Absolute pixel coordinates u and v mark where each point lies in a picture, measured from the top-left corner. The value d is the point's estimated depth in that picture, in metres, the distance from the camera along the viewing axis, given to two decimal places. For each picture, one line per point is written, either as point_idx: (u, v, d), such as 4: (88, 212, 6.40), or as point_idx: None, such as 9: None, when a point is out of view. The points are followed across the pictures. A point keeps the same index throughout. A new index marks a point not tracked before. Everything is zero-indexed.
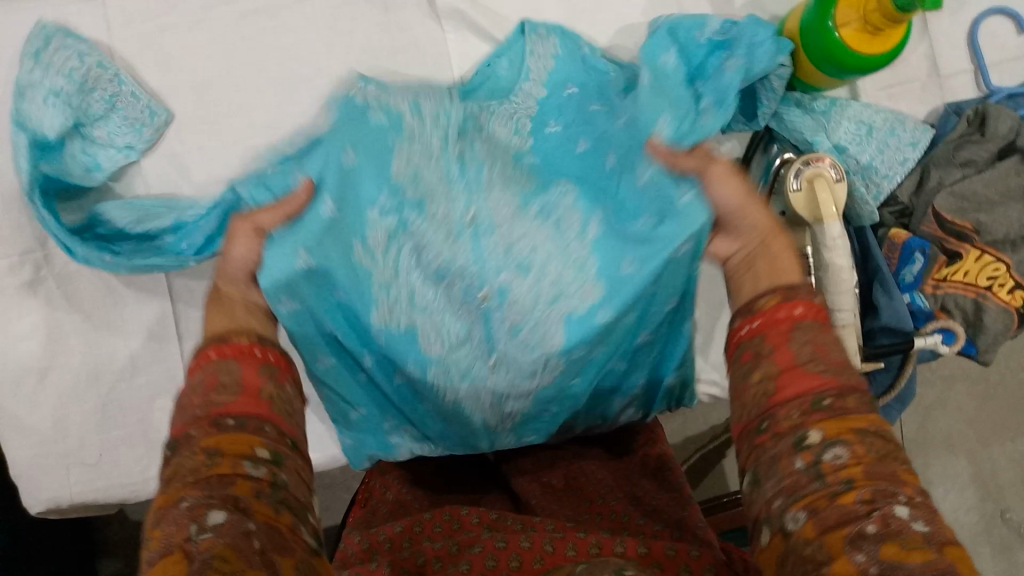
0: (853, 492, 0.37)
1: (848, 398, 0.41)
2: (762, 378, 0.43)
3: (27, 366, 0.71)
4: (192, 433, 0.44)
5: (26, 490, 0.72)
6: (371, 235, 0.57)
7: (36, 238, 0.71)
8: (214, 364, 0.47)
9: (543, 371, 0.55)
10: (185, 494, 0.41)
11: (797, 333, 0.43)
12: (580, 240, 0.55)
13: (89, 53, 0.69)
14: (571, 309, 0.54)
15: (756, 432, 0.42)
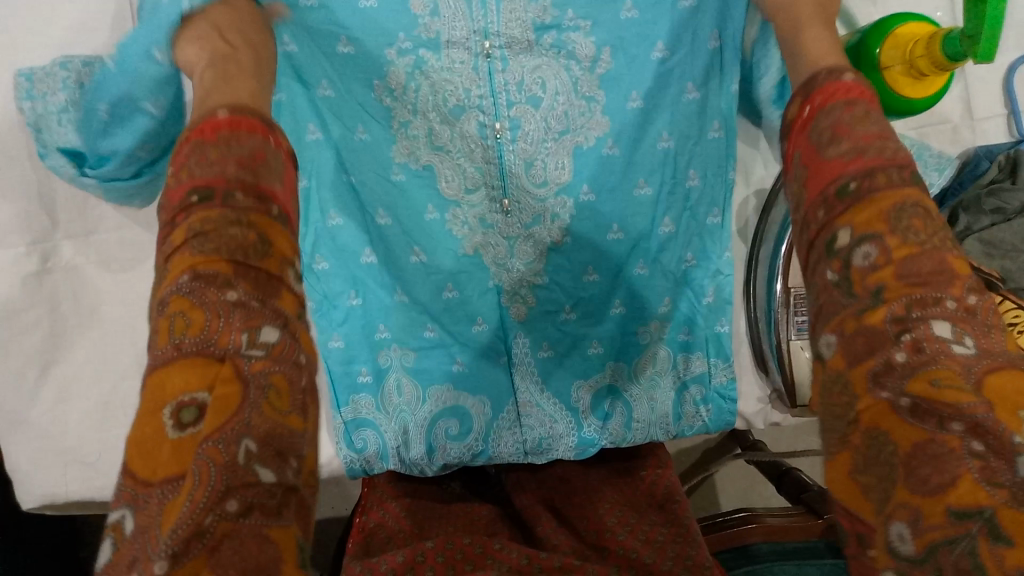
0: (885, 305, 0.40)
1: (879, 176, 0.42)
2: (800, 187, 0.45)
3: (31, 358, 0.69)
4: (235, 198, 0.39)
5: (21, 485, 0.70)
6: (393, 73, 0.64)
7: (45, 229, 0.69)
8: (214, 139, 0.41)
9: (552, 203, 0.67)
10: (227, 282, 0.37)
11: (820, 119, 0.45)
12: (588, 74, 0.65)
13: (66, 59, 0.63)
14: (579, 142, 0.66)
15: (812, 225, 0.44)
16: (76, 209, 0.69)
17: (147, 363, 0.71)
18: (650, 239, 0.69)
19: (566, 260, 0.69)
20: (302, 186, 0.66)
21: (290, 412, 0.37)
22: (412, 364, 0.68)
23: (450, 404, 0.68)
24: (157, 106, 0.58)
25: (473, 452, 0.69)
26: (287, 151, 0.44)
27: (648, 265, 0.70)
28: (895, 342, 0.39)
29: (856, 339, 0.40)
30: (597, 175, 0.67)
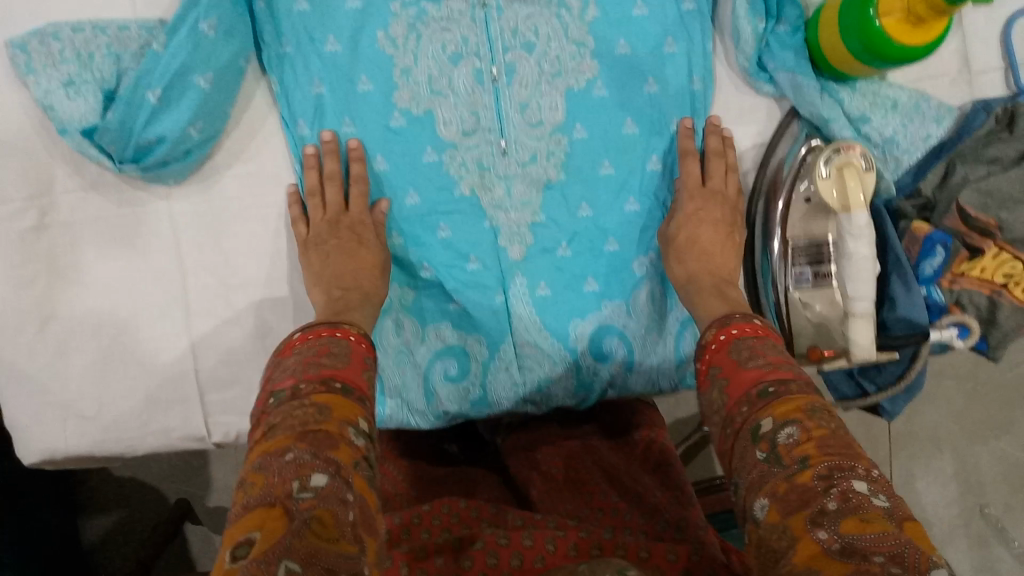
0: (811, 468, 0.43)
1: (791, 385, 0.49)
2: (721, 394, 0.52)
3: (28, 313, 0.69)
4: (300, 386, 0.50)
5: (22, 440, 0.71)
6: (396, 23, 0.69)
7: (42, 184, 0.69)
8: (326, 338, 0.54)
9: (547, 143, 0.71)
10: (287, 447, 0.45)
11: (735, 346, 0.54)
12: (579, 22, 0.71)
13: (57, 27, 0.65)
14: (571, 84, 0.71)
15: (758, 394, 0.49)
16: (74, 163, 0.69)
17: (145, 320, 0.71)
18: (642, 178, 0.73)
19: (561, 194, 0.72)
20: (303, 133, 0.71)
21: (338, 540, 0.42)
22: (410, 303, 0.74)
23: (446, 342, 0.73)
24: (156, 93, 0.63)
25: (469, 396, 0.74)
26: (358, 336, 0.57)
27: (639, 201, 0.73)
28: (825, 494, 0.42)
29: (788, 496, 0.43)
30: (590, 116, 0.71)
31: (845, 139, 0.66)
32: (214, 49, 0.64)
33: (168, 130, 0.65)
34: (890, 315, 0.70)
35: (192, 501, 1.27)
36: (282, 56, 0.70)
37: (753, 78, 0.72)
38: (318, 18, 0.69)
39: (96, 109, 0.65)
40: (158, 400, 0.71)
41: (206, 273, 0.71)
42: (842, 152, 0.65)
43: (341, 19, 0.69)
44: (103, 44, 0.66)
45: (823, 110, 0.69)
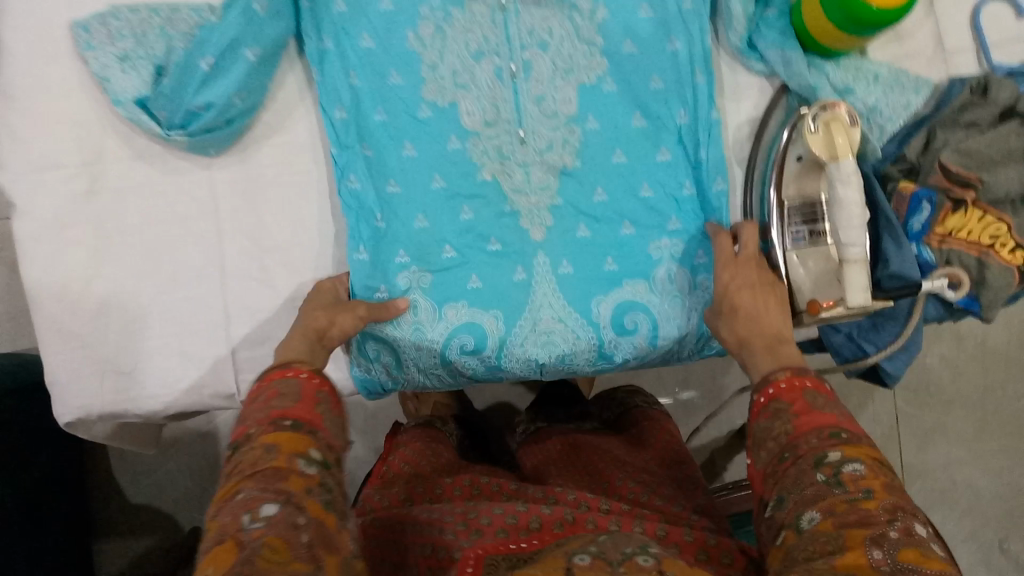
0: (875, 499, 0.46)
1: (860, 438, 0.51)
2: (786, 423, 0.54)
3: (74, 272, 0.74)
4: (252, 432, 0.54)
5: (59, 396, 0.74)
6: (424, 24, 0.77)
7: (94, 153, 0.75)
8: (280, 380, 0.58)
9: (563, 132, 0.78)
10: (237, 489, 0.50)
11: (807, 393, 0.55)
12: (589, 23, 0.78)
13: (117, 10, 0.73)
14: (584, 79, 0.78)
15: (830, 432, 0.51)
16: (122, 136, 0.75)
17: (181, 281, 0.75)
18: (653, 167, 0.78)
19: (578, 180, 0.78)
20: (342, 119, 0.77)
21: (291, 561, 0.46)
22: (428, 283, 0.76)
23: (464, 318, 0.76)
24: (208, 61, 0.70)
25: (488, 363, 0.77)
26: (312, 373, 0.60)
27: (653, 188, 0.78)
28: (887, 522, 0.45)
29: (847, 514, 0.45)
30: (602, 109, 0.78)
31: (831, 100, 0.71)
32: (263, 25, 0.71)
33: (215, 97, 0.71)
34: (884, 271, 0.73)
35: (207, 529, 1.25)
36: (322, 52, 0.77)
37: (744, 57, 0.79)
38: (351, 16, 0.76)
39: (148, 82, 0.73)
40: (193, 357, 0.75)
41: (242, 237, 0.76)
42: (828, 109, 0.70)
43: (373, 17, 0.76)
44: (157, 26, 0.73)
45: (810, 79, 0.75)
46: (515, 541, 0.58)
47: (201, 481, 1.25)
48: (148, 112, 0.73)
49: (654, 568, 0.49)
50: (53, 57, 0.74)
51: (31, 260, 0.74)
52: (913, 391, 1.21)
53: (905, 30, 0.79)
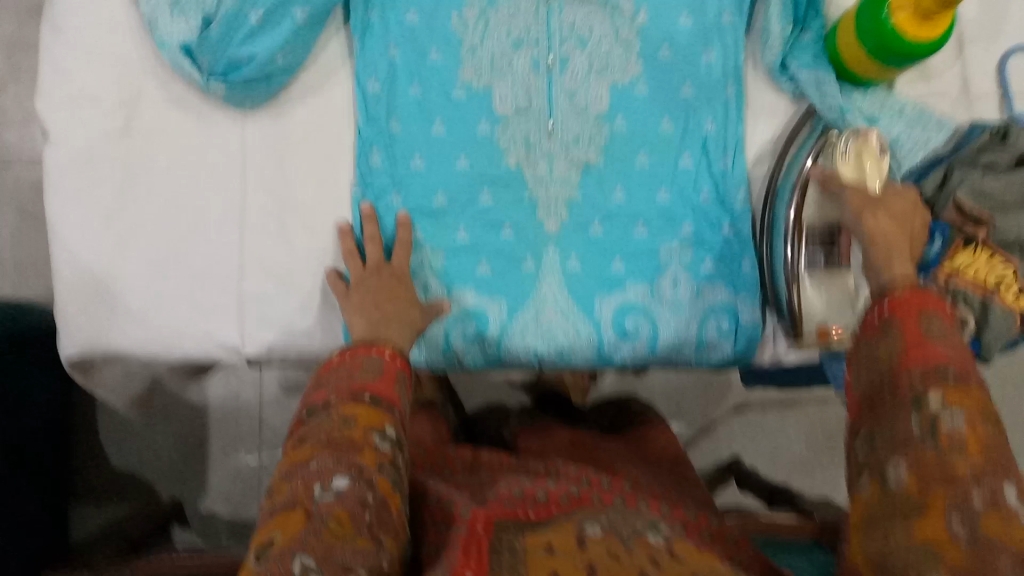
0: (966, 461, 0.47)
1: (970, 376, 0.50)
2: (892, 347, 0.53)
3: (98, 207, 0.75)
4: (331, 400, 0.58)
5: (66, 329, 0.74)
6: (469, 8, 0.79)
7: (132, 95, 0.76)
8: (363, 356, 0.62)
9: (591, 128, 0.79)
10: (311, 456, 0.53)
11: (925, 315, 0.54)
12: (628, 27, 0.80)
13: None
14: (617, 80, 0.79)
15: (939, 372, 0.50)
16: (162, 81, 0.77)
17: (203, 228, 0.76)
18: (674, 173, 0.80)
19: (598, 177, 0.79)
20: (375, 91, 0.78)
21: (354, 537, 0.49)
22: (440, 262, 0.77)
23: (468, 308, 0.77)
24: (258, 14, 0.71)
25: (488, 352, 0.78)
26: (395, 353, 0.64)
27: (670, 193, 0.79)
28: (971, 488, 0.46)
29: (931, 475, 0.47)
30: (631, 110, 0.79)
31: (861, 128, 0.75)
32: None
33: (259, 50, 0.72)
34: None
35: (183, 505, 1.23)
36: (368, 23, 0.79)
37: (776, 77, 0.81)
38: None
39: (194, 29, 0.73)
40: (204, 306, 0.75)
41: (266, 193, 0.77)
42: (858, 137, 0.74)
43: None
44: None
45: (838, 101, 0.77)
46: (523, 509, 0.56)
47: (185, 454, 1.23)
48: (189, 58, 0.73)
49: (665, 547, 0.52)
50: None
51: (58, 190, 0.75)
52: None
53: (933, 70, 0.82)
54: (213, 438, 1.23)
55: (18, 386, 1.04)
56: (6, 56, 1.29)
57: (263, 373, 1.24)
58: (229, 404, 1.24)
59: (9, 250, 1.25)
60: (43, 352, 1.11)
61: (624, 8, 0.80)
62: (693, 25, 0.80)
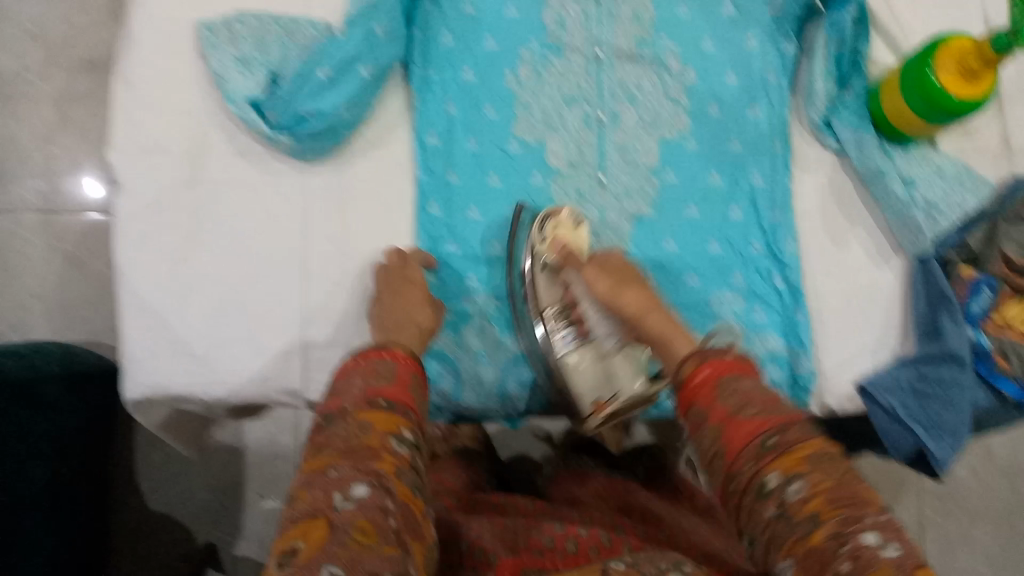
0: (822, 526, 0.47)
1: (791, 434, 0.53)
2: (709, 444, 0.56)
3: (164, 253, 0.77)
4: (347, 409, 0.57)
5: (132, 373, 0.76)
6: (522, 65, 0.81)
7: (200, 145, 0.79)
8: (379, 360, 0.62)
9: (641, 181, 0.81)
10: (330, 466, 0.52)
11: (720, 391, 0.58)
12: (678, 84, 0.82)
13: (242, 15, 0.78)
14: (667, 134, 0.82)
15: (759, 441, 0.53)
16: (228, 132, 0.79)
17: (264, 277, 0.78)
18: (724, 225, 0.82)
19: (650, 227, 0.81)
20: (432, 144, 0.81)
21: (380, 544, 0.48)
22: (494, 310, 0.80)
23: (519, 352, 0.79)
24: (325, 71, 0.74)
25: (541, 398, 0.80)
26: (412, 358, 0.64)
27: (720, 243, 0.82)
28: (837, 555, 0.46)
29: (806, 561, 0.47)
30: (682, 164, 0.82)
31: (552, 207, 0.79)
32: (381, 48, 0.76)
33: (326, 106, 0.74)
34: (938, 347, 0.76)
35: (218, 548, 1.23)
36: (427, 80, 0.81)
37: (821, 135, 0.83)
38: (457, 49, 0.81)
39: (261, 85, 0.77)
40: (266, 349, 0.77)
41: (327, 241, 0.80)
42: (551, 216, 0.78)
43: (477, 53, 0.81)
44: (277, 36, 0.78)
45: (877, 163, 0.80)
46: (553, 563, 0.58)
47: (221, 495, 1.24)
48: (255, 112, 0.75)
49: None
50: (174, 51, 0.79)
51: (125, 238, 0.77)
52: (939, 498, 1.20)
53: (972, 125, 0.84)
54: (250, 481, 1.24)
55: (61, 427, 1.05)
56: (56, 104, 1.27)
57: (301, 418, 1.26)
58: (265, 447, 1.25)
59: (54, 294, 1.23)
60: (84, 395, 1.12)
61: (673, 66, 0.82)
62: (740, 83, 0.83)
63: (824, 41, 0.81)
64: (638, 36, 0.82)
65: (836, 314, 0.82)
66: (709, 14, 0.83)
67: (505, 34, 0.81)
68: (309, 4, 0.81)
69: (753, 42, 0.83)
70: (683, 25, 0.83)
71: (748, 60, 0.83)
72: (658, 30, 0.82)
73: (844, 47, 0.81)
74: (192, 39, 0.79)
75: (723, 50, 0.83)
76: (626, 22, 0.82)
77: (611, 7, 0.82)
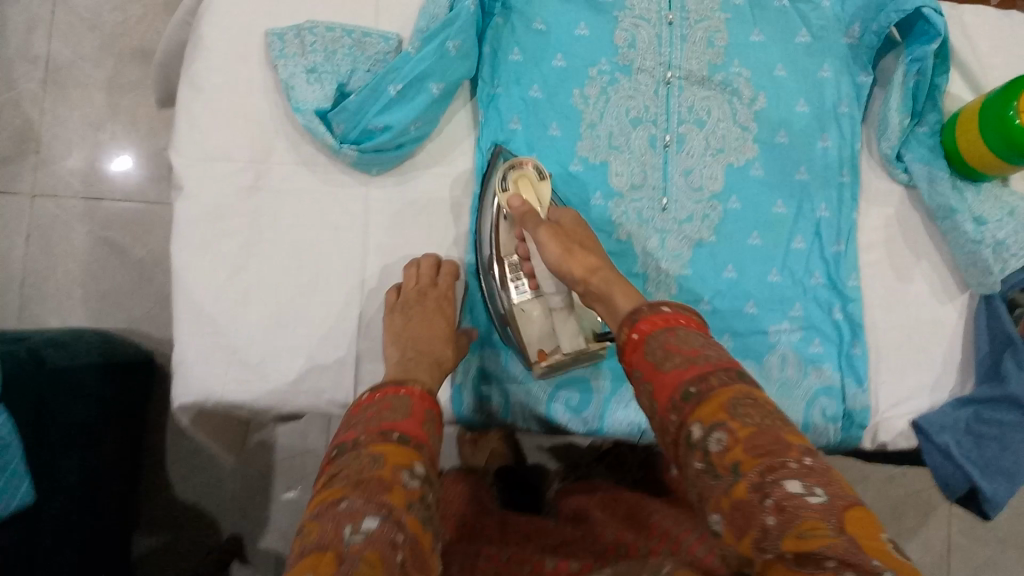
0: (744, 479, 0.45)
1: (711, 379, 0.50)
2: (648, 399, 0.54)
3: (223, 260, 0.77)
4: (361, 439, 0.56)
5: (183, 377, 0.75)
6: (590, 85, 0.80)
7: (263, 152, 0.79)
8: (394, 395, 0.61)
9: (704, 207, 0.80)
10: (341, 497, 0.51)
11: (649, 344, 0.55)
12: (747, 110, 0.81)
13: (313, 24, 0.77)
14: (732, 161, 0.80)
15: (682, 392, 0.51)
16: (292, 141, 0.79)
17: (321, 287, 0.78)
18: (786, 255, 0.80)
19: (711, 255, 0.79)
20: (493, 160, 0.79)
21: None
22: None
23: (572, 376, 0.78)
24: (396, 87, 0.74)
25: (588, 428, 0.77)
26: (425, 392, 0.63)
27: (781, 273, 0.80)
28: (763, 507, 0.44)
29: (732, 514, 0.45)
30: (746, 191, 0.80)
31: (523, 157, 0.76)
32: (452, 65, 0.75)
33: (395, 121, 0.74)
34: (999, 390, 0.76)
35: (244, 540, 1.18)
36: (493, 95, 0.79)
37: (890, 166, 0.82)
38: (526, 67, 0.80)
39: (329, 96, 0.76)
40: (319, 360, 0.77)
41: (386, 255, 0.80)
42: (514, 168, 0.74)
43: (546, 71, 0.80)
44: (346, 46, 0.77)
45: (949, 201, 0.79)
46: None
47: (250, 488, 1.19)
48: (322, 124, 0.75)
49: None
50: (243, 59, 0.79)
51: (184, 242, 0.77)
52: (970, 524, 1.18)
53: None
54: (278, 475, 1.20)
55: (94, 415, 1.03)
56: (106, 93, 1.23)
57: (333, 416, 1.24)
58: (295, 442, 1.21)
59: (87, 279, 1.18)
60: (127, 384, 1.12)
61: (744, 93, 0.81)
62: (810, 111, 0.81)
63: (902, 73, 0.79)
64: (710, 60, 0.81)
65: (898, 351, 0.81)
66: (783, 41, 0.82)
67: (576, 53, 0.80)
68: (377, 19, 0.81)
69: (825, 72, 0.82)
70: (756, 51, 0.81)
71: (819, 89, 0.82)
72: (731, 55, 0.81)
73: (923, 78, 0.79)
74: (262, 47, 0.79)
75: (795, 78, 0.82)
76: (699, 45, 0.81)
77: (684, 30, 0.81)
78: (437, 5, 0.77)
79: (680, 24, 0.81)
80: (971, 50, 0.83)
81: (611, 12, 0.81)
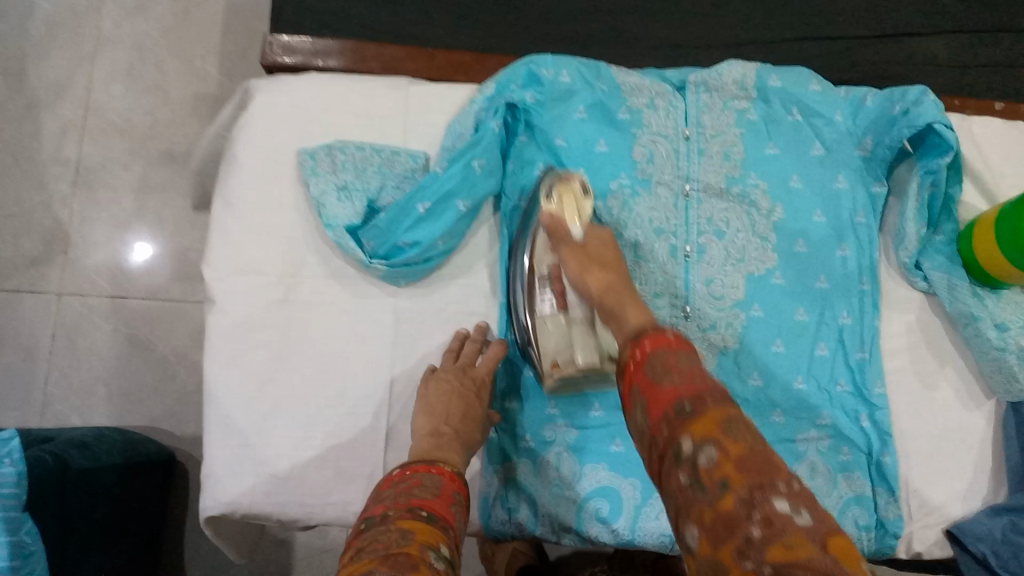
0: (733, 493, 0.42)
1: (707, 399, 0.47)
2: (641, 415, 0.50)
3: (253, 372, 0.78)
4: (389, 514, 0.53)
5: (212, 490, 0.76)
6: (613, 196, 0.81)
7: (294, 265, 0.80)
8: (421, 474, 0.59)
9: (728, 315, 0.80)
10: (369, 570, 0.45)
11: (650, 362, 0.52)
12: (765, 221, 0.82)
13: (344, 144, 0.80)
14: (753, 270, 0.81)
15: (676, 409, 0.47)
16: (322, 255, 0.81)
17: (349, 398, 0.79)
18: (811, 362, 0.80)
19: (736, 361, 0.79)
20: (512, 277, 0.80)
21: None
22: (574, 439, 0.78)
23: (602, 484, 0.77)
24: (424, 205, 0.76)
25: (620, 538, 0.76)
26: (453, 475, 0.62)
27: (807, 380, 0.80)
28: (749, 520, 0.40)
29: (714, 526, 0.41)
30: (768, 299, 0.81)
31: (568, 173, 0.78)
32: (478, 182, 0.78)
33: (424, 237, 0.77)
34: None
35: None
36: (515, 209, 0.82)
37: (910, 274, 0.84)
38: None
39: (360, 213, 0.78)
40: (346, 472, 0.77)
41: (414, 365, 0.80)
42: (558, 179, 0.76)
43: None
44: (376, 164, 0.80)
45: (970, 307, 0.80)
46: None
47: None
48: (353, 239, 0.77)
49: None
50: (277, 176, 0.82)
51: (216, 354, 0.78)
52: None
53: None
54: (298, 573, 1.13)
55: (114, 518, 0.97)
56: (135, 195, 1.20)
57: None
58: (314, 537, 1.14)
59: (116, 378, 1.14)
60: (162, 481, 1.10)
61: (762, 205, 0.83)
62: (828, 221, 0.83)
63: (916, 186, 0.82)
64: (729, 173, 0.83)
65: (927, 458, 0.80)
66: (798, 154, 0.84)
67: (598, 166, 0.81)
68: (406, 137, 0.84)
69: (842, 183, 0.84)
70: (772, 164, 0.84)
71: (835, 200, 0.84)
72: (748, 169, 0.83)
73: (937, 190, 0.81)
74: (294, 168, 0.82)
75: (813, 190, 0.83)
76: (717, 158, 0.83)
77: (702, 144, 0.84)
78: (463, 124, 0.80)
79: (695, 139, 0.84)
80: (981, 160, 0.86)
81: (630, 129, 0.82)
